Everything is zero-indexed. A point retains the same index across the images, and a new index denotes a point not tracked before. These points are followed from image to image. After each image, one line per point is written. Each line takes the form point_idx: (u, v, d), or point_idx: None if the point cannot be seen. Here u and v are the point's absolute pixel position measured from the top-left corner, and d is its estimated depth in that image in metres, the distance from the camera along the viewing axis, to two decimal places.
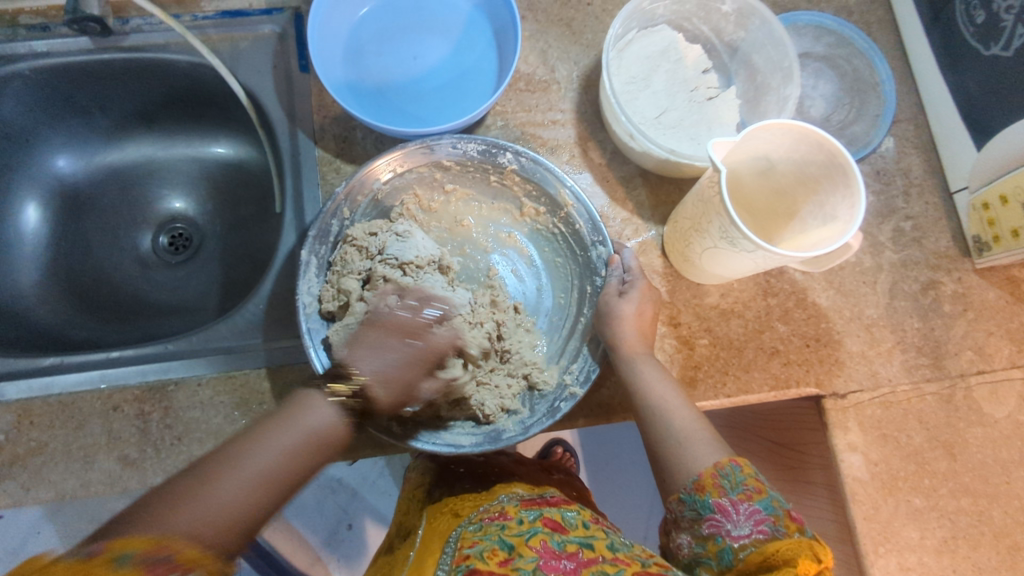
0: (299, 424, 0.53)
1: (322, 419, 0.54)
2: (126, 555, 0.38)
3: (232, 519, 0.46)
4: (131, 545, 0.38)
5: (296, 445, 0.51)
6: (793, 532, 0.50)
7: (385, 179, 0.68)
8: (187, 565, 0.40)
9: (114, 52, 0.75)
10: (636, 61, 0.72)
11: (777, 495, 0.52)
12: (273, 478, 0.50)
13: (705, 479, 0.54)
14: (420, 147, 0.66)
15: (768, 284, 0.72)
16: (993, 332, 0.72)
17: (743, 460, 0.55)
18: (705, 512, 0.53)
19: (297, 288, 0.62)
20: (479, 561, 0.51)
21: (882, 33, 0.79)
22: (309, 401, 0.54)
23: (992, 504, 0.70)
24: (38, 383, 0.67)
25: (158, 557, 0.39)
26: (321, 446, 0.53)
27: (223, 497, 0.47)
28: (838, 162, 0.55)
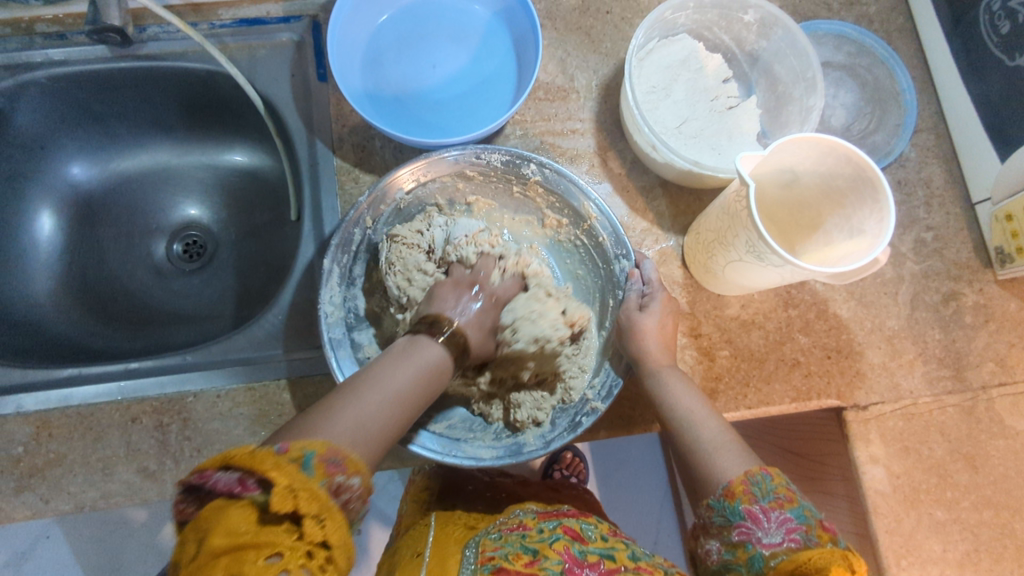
0: (417, 357, 0.52)
1: (434, 354, 0.53)
2: (307, 455, 0.38)
3: (373, 438, 0.44)
4: (314, 446, 0.39)
5: (417, 373, 0.50)
6: (826, 543, 0.48)
7: (407, 187, 0.67)
8: (351, 471, 0.40)
9: (131, 61, 0.74)
10: (657, 70, 0.72)
11: (809, 505, 0.50)
12: (402, 400, 0.48)
13: (735, 486, 0.52)
14: (440, 157, 0.65)
15: (789, 294, 0.72)
16: (1015, 344, 0.71)
17: (774, 469, 0.53)
18: (735, 519, 0.51)
19: (318, 298, 0.63)
20: (504, 561, 0.51)
21: (903, 41, 0.78)
22: (419, 343, 0.54)
23: (1014, 517, 0.70)
24: (56, 394, 0.66)
25: (333, 458, 0.39)
26: (436, 377, 0.52)
27: (360, 418, 0.44)
28: (866, 175, 0.55)
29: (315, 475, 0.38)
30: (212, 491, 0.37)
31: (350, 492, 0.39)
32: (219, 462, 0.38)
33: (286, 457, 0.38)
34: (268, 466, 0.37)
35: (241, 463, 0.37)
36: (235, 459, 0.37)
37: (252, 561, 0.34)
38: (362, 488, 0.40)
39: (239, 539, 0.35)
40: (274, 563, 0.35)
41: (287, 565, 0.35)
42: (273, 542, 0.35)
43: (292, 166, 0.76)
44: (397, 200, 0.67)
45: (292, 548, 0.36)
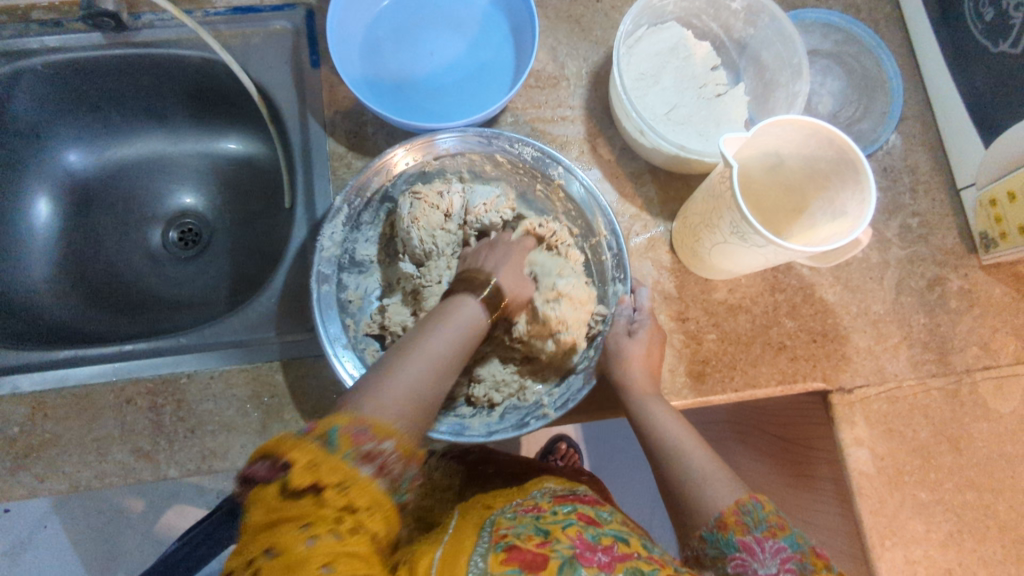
0: (454, 318, 0.55)
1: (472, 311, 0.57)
2: (333, 431, 0.40)
3: (419, 400, 0.47)
4: (340, 421, 0.41)
5: (458, 339, 0.53)
6: (820, 571, 0.49)
7: (435, 156, 0.69)
8: (381, 436, 0.42)
9: (126, 48, 0.75)
10: (646, 57, 0.73)
11: (802, 532, 0.52)
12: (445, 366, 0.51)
13: (728, 516, 0.53)
14: (477, 135, 0.67)
15: (776, 279, 0.73)
16: (999, 328, 0.72)
17: (764, 497, 0.55)
18: (729, 551, 0.52)
19: (322, 231, 0.65)
20: (516, 540, 0.50)
21: (890, 30, 0.79)
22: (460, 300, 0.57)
23: (997, 499, 0.71)
24: (52, 375, 0.67)
25: (359, 425, 0.41)
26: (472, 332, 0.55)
27: (404, 383, 0.47)
28: (848, 157, 0.56)
29: (340, 448, 0.40)
30: (253, 480, 0.40)
31: (385, 454, 0.41)
32: (257, 453, 0.40)
33: (309, 437, 0.40)
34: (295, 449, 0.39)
35: (268, 450, 0.39)
36: (268, 448, 0.40)
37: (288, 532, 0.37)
38: (400, 451, 0.42)
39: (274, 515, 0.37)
40: (311, 546, 0.36)
41: (319, 530, 0.37)
42: (304, 518, 0.37)
43: (285, 150, 0.77)
44: (422, 161, 0.69)
45: (336, 522, 0.37)
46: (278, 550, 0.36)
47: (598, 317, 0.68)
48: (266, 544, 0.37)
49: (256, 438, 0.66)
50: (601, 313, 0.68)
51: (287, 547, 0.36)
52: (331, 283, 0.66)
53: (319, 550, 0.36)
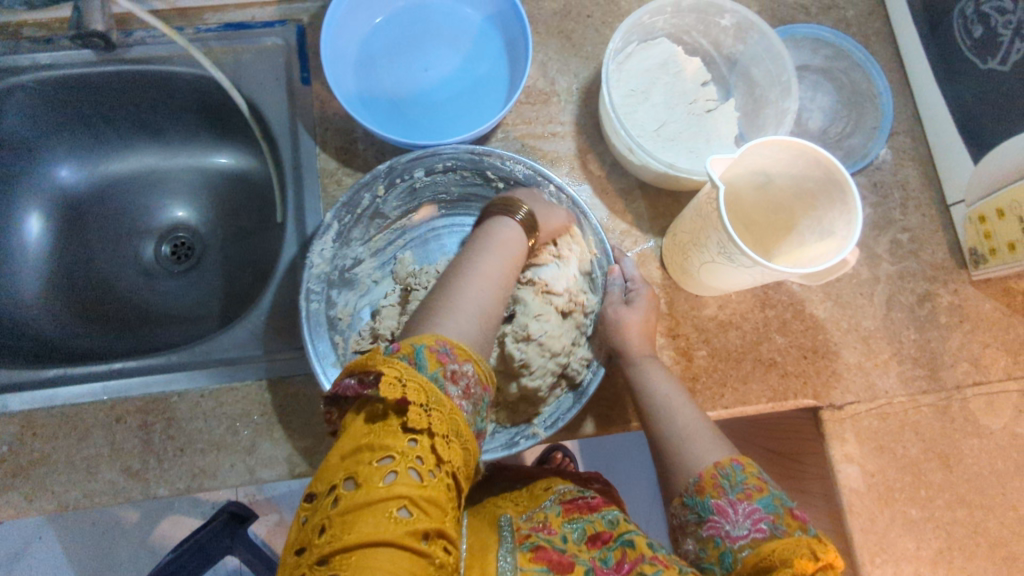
0: (493, 237, 0.59)
1: (512, 229, 0.60)
2: (419, 349, 0.42)
3: (480, 323, 0.50)
4: (425, 341, 0.43)
5: (499, 247, 0.58)
6: (793, 531, 0.49)
7: (426, 170, 0.69)
8: (462, 357, 0.44)
9: (116, 64, 0.75)
10: (636, 74, 0.73)
11: (779, 493, 0.52)
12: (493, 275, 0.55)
13: (705, 480, 0.54)
14: (471, 153, 0.67)
15: (766, 295, 0.73)
16: (989, 344, 0.72)
17: (744, 459, 0.55)
18: (705, 514, 0.53)
19: (311, 249, 0.64)
20: (543, 542, 0.50)
21: (880, 45, 0.79)
22: (498, 222, 0.61)
23: (988, 515, 0.70)
24: (42, 394, 0.67)
25: (443, 346, 0.43)
26: (514, 247, 0.59)
27: (466, 312, 0.49)
28: (834, 178, 0.56)
29: (429, 366, 0.41)
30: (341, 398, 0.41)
31: (466, 375, 0.43)
32: (345, 370, 0.42)
33: (399, 355, 0.41)
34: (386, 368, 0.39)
35: (358, 367, 0.41)
36: (360, 364, 0.41)
37: (369, 457, 0.37)
38: (476, 374, 0.44)
39: (359, 439, 0.38)
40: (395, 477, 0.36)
41: (401, 464, 0.37)
42: (387, 447, 0.37)
43: (276, 166, 0.76)
44: (412, 178, 0.69)
45: (425, 454, 0.38)
46: (361, 478, 0.36)
47: (584, 363, 0.67)
48: (347, 472, 0.37)
49: (245, 457, 0.66)
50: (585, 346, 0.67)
51: (366, 476, 0.36)
52: (321, 299, 0.66)
53: (404, 479, 0.36)
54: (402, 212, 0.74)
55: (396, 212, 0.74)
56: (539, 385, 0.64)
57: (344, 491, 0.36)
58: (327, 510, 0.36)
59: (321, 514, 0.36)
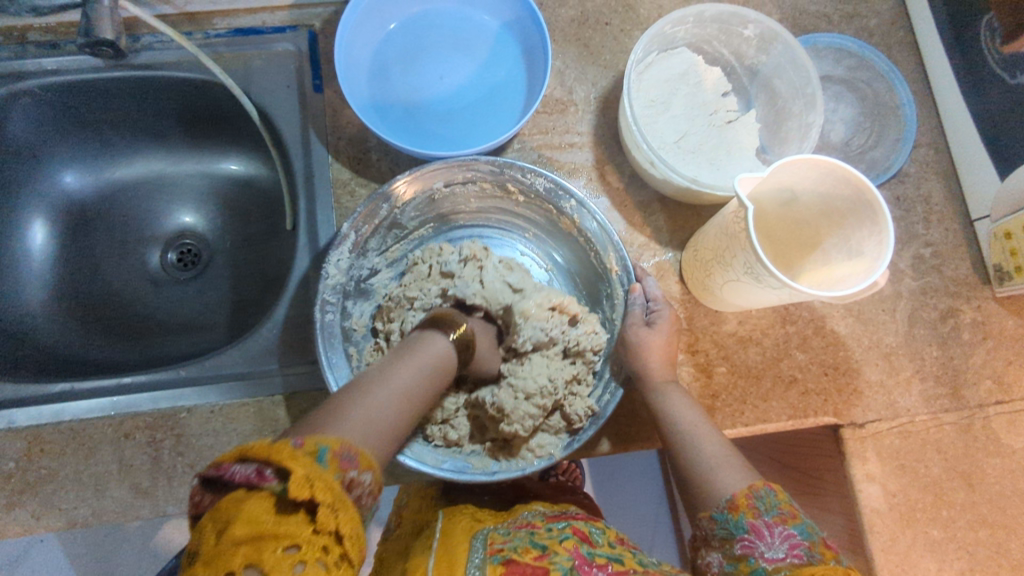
0: (421, 353, 0.49)
1: (439, 348, 0.51)
2: (324, 449, 0.36)
3: (382, 436, 0.41)
4: (328, 440, 0.37)
5: (421, 369, 0.47)
6: (829, 559, 0.48)
7: (446, 181, 0.67)
8: (364, 466, 0.37)
9: (125, 71, 0.74)
10: (656, 84, 0.71)
11: (813, 522, 0.51)
12: (409, 396, 0.45)
13: (740, 499, 0.53)
14: (491, 166, 0.65)
15: (787, 311, 0.71)
16: (1013, 362, 0.71)
17: (778, 485, 0.54)
18: (738, 532, 0.52)
19: (327, 260, 0.62)
20: (513, 554, 0.50)
21: (903, 56, 0.78)
22: (427, 337, 0.52)
23: (1010, 536, 0.69)
24: (48, 409, 0.66)
25: (348, 454, 0.37)
26: (442, 367, 0.50)
27: (368, 417, 0.41)
28: (865, 197, 0.54)
29: (329, 471, 0.35)
30: (227, 481, 0.34)
31: (362, 488, 0.37)
32: (234, 453, 0.35)
33: (302, 449, 0.35)
34: (287, 457, 0.34)
35: (258, 453, 0.35)
36: (249, 451, 0.35)
37: (271, 551, 0.33)
38: (375, 483, 0.38)
39: (255, 530, 0.32)
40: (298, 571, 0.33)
41: (307, 556, 0.33)
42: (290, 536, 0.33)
43: (288, 176, 0.75)
44: (432, 190, 0.67)
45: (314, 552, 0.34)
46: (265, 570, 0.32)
47: (588, 411, 0.64)
48: (245, 560, 0.32)
49: None
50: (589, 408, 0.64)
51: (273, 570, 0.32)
52: (336, 311, 0.64)
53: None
54: (420, 220, 0.72)
55: (414, 221, 0.71)
56: (516, 431, 0.61)
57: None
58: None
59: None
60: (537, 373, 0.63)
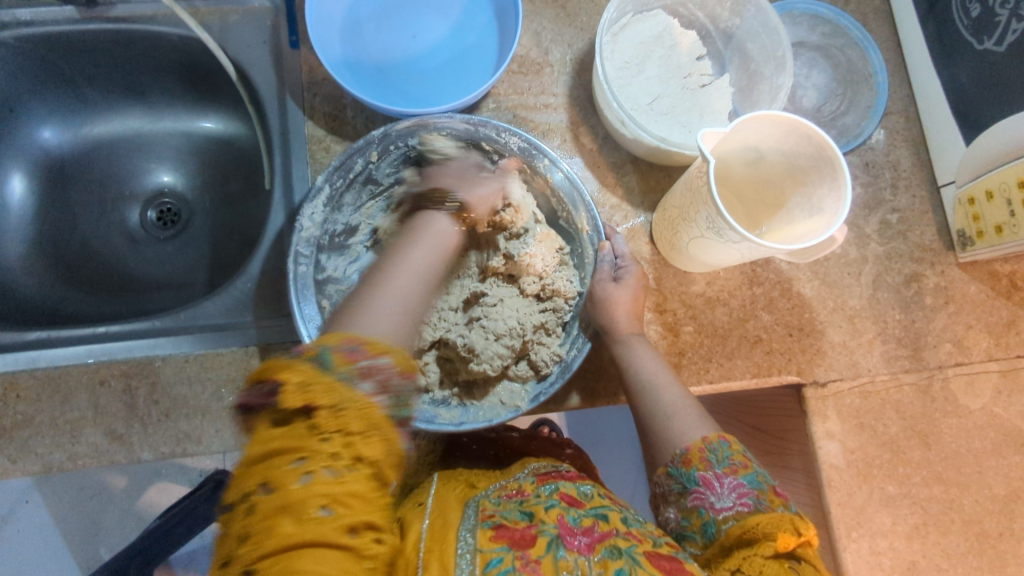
0: (430, 234, 0.58)
1: (444, 225, 0.59)
2: (325, 351, 0.41)
3: (390, 323, 0.48)
4: (331, 339, 0.42)
5: (437, 253, 0.57)
6: (776, 506, 0.52)
7: (422, 139, 0.68)
8: (377, 352, 0.43)
9: (100, 23, 0.74)
10: (630, 46, 0.72)
11: (762, 471, 0.55)
12: (427, 273, 0.55)
13: (692, 453, 0.57)
14: (465, 122, 0.66)
15: (755, 273, 0.73)
16: (973, 325, 0.73)
17: (731, 436, 0.58)
18: (691, 485, 0.56)
19: (301, 212, 0.64)
20: (504, 520, 0.50)
21: (878, 23, 0.78)
22: (428, 218, 0.60)
23: (963, 493, 0.72)
24: (24, 356, 0.67)
25: (353, 344, 0.42)
26: (450, 245, 0.59)
27: (370, 314, 0.48)
28: (826, 154, 0.56)
29: (334, 367, 0.41)
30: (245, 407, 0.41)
31: (380, 370, 0.42)
32: (251, 377, 0.41)
33: (305, 360, 0.41)
34: (285, 369, 0.40)
35: (268, 373, 0.40)
36: (262, 372, 0.41)
37: (281, 464, 0.38)
38: (396, 366, 0.43)
39: (269, 446, 0.38)
40: (301, 466, 0.37)
41: (314, 465, 0.37)
42: (296, 447, 0.38)
43: (265, 134, 0.75)
44: (407, 146, 0.69)
45: (319, 454, 0.38)
46: (275, 483, 0.37)
47: (553, 356, 0.66)
48: (258, 477, 0.37)
49: (228, 423, 0.66)
50: (558, 356, 0.66)
51: (282, 481, 0.37)
52: (309, 264, 0.65)
53: (319, 484, 0.37)
54: None
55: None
56: (484, 369, 0.65)
57: (260, 497, 0.37)
58: (246, 520, 0.37)
59: (238, 525, 0.37)
60: (507, 315, 0.66)
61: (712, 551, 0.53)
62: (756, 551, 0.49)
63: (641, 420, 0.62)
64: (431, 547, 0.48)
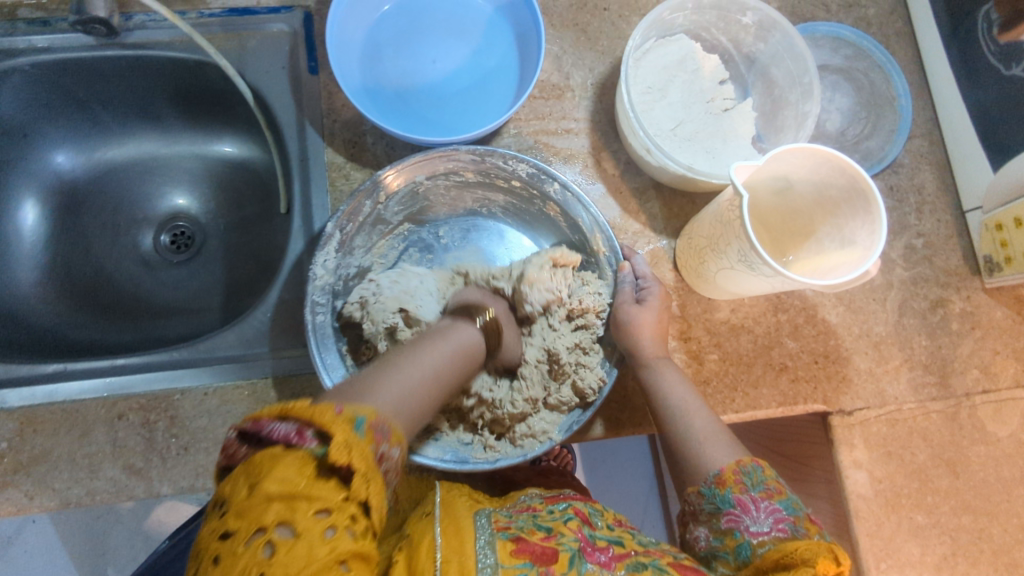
0: (451, 338, 0.53)
1: (469, 335, 0.55)
2: (361, 419, 0.39)
3: (413, 406, 0.45)
4: (365, 412, 0.40)
5: (454, 353, 0.52)
6: (812, 535, 0.52)
7: (429, 174, 0.67)
8: (394, 441, 0.40)
9: (117, 50, 0.73)
10: (653, 70, 0.71)
11: (798, 498, 0.55)
12: (441, 378, 0.49)
13: (727, 475, 0.56)
14: (473, 153, 0.65)
15: (779, 299, 0.72)
16: (1000, 351, 0.72)
17: (765, 461, 0.57)
18: (724, 507, 0.55)
19: (314, 261, 0.62)
20: (521, 532, 0.48)
21: (901, 45, 0.78)
22: (458, 326, 0.56)
23: (992, 521, 0.71)
24: (41, 390, 0.66)
25: (381, 427, 0.40)
26: (471, 357, 0.54)
27: (399, 394, 0.44)
28: (859, 186, 0.55)
29: (366, 438, 0.38)
30: (263, 438, 0.37)
31: (388, 461, 0.40)
32: (275, 411, 0.38)
33: (342, 416, 0.38)
34: (328, 421, 0.37)
35: (301, 415, 0.37)
36: (291, 411, 0.38)
37: (305, 512, 0.34)
38: (399, 460, 0.41)
39: (292, 488, 0.35)
40: (322, 520, 0.35)
41: (336, 521, 0.35)
42: (321, 499, 0.35)
43: (283, 161, 0.74)
44: (415, 183, 0.68)
45: (338, 514, 0.35)
46: (297, 530, 0.34)
47: (599, 382, 0.64)
48: (279, 516, 0.34)
49: None
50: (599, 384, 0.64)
51: (305, 530, 0.34)
52: (327, 312, 0.64)
53: (341, 544, 0.35)
54: (404, 216, 0.72)
55: (397, 217, 0.71)
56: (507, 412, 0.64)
57: (279, 539, 0.33)
58: (258, 559, 0.33)
59: (247, 564, 0.32)
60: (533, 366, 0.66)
61: (747, 573, 0.52)
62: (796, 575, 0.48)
63: (670, 446, 0.61)
64: (448, 557, 0.44)
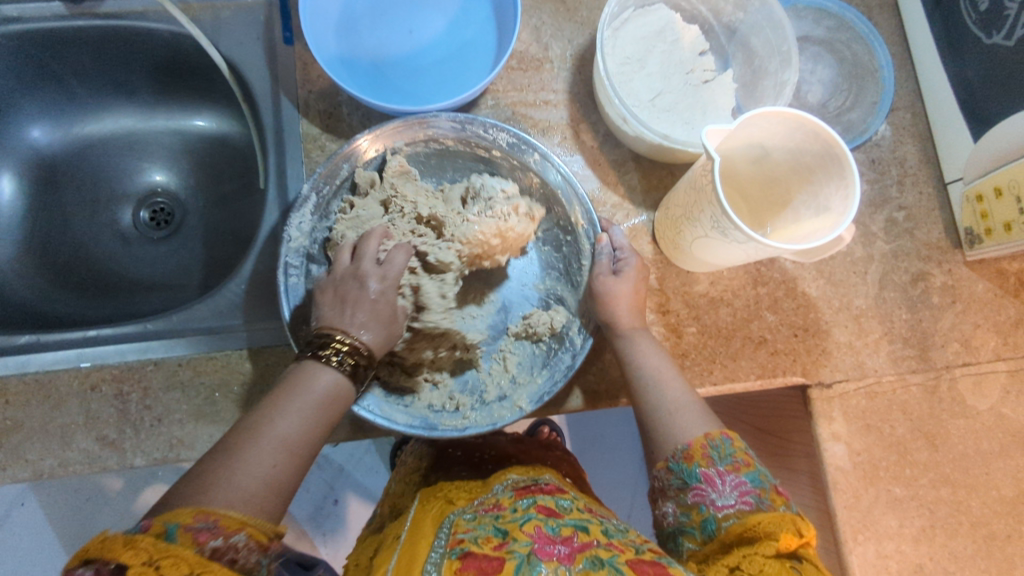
0: (300, 395, 0.49)
1: (328, 382, 0.50)
2: (174, 525, 0.39)
3: (261, 492, 0.43)
4: (179, 516, 0.40)
5: (310, 411, 0.49)
6: (777, 506, 0.52)
7: (410, 141, 0.67)
8: (229, 530, 0.40)
9: (88, 20, 0.72)
10: (631, 41, 0.70)
11: (765, 469, 0.54)
12: (291, 444, 0.47)
13: (694, 448, 0.55)
14: (455, 121, 0.66)
15: (759, 272, 0.71)
16: (981, 325, 0.71)
17: (734, 433, 0.56)
18: (691, 481, 0.54)
19: (289, 222, 0.63)
20: (473, 545, 0.48)
21: (884, 17, 0.77)
22: (312, 372, 0.51)
23: (970, 495, 0.71)
24: (14, 361, 0.65)
25: (205, 521, 0.40)
26: (333, 410, 0.50)
27: (239, 484, 0.43)
28: (833, 152, 0.54)
29: (180, 541, 0.38)
30: None
31: (228, 551, 0.40)
32: (80, 559, 0.38)
33: (148, 532, 0.38)
34: (126, 544, 0.37)
35: (97, 554, 0.37)
36: (93, 553, 0.37)
37: None
38: (248, 543, 0.41)
39: None
40: None
41: None
42: None
43: (259, 132, 0.73)
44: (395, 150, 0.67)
45: None
46: None
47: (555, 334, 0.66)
48: None
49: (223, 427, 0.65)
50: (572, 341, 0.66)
51: None
52: (300, 275, 0.64)
53: None
54: None
55: None
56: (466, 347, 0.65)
57: None
58: None
59: None
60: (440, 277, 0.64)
61: (711, 547, 0.52)
62: (757, 550, 0.48)
63: (643, 416, 0.61)
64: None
